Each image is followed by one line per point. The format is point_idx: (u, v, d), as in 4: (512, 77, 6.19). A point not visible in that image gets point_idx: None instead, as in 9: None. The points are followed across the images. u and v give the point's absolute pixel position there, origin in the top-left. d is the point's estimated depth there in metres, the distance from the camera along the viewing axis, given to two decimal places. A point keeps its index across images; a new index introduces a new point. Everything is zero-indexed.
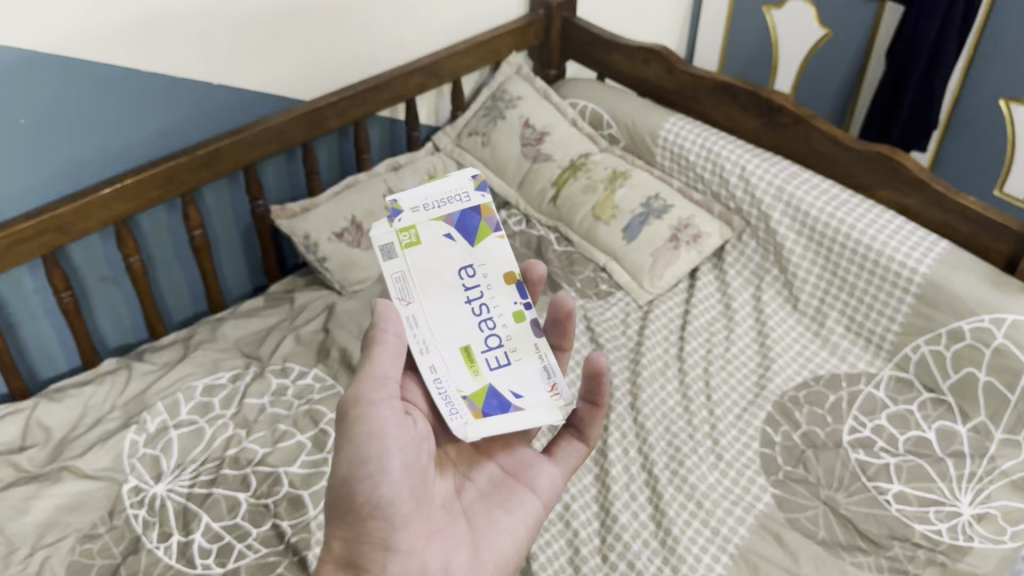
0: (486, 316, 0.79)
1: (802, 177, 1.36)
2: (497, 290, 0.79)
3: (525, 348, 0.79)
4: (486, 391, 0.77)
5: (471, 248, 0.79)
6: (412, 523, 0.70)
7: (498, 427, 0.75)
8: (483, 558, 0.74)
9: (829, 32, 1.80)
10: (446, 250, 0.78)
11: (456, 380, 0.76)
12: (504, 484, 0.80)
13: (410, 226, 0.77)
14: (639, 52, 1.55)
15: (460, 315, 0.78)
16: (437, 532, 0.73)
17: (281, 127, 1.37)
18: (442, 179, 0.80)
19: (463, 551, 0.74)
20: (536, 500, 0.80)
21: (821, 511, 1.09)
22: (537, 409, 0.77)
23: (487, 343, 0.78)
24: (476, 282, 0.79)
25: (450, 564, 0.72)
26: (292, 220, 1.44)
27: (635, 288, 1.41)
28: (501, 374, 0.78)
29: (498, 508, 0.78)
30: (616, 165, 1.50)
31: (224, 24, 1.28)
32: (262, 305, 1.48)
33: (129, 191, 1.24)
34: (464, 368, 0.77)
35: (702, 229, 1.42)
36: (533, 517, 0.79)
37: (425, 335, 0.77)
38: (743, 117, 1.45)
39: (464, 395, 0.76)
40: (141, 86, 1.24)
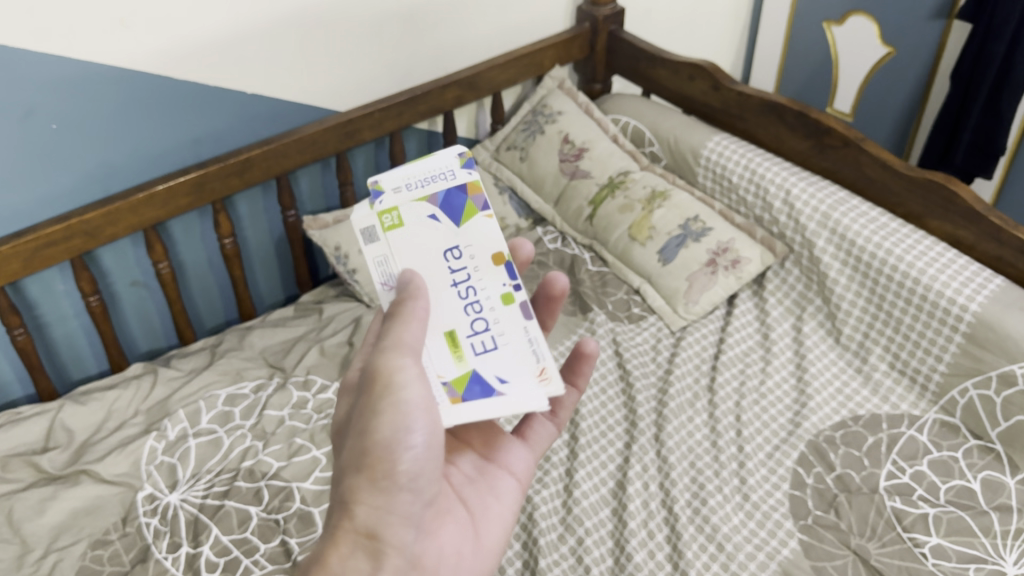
0: (472, 300, 0.72)
1: (851, 203, 1.28)
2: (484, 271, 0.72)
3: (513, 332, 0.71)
4: (470, 377, 0.70)
5: (456, 229, 0.73)
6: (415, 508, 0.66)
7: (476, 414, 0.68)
8: (484, 544, 0.75)
9: (892, 51, 1.71)
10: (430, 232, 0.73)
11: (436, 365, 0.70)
12: (487, 469, 0.80)
13: (391, 207, 0.73)
14: (684, 66, 1.49)
15: (441, 299, 0.71)
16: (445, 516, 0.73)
17: (315, 137, 1.36)
18: (428, 158, 0.75)
19: (468, 539, 0.73)
20: (513, 482, 0.81)
21: (850, 560, 1.02)
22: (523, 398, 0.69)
23: (473, 327, 0.71)
24: (461, 264, 0.72)
25: (460, 554, 0.72)
26: (323, 231, 1.44)
27: (668, 313, 1.36)
28: (486, 360, 0.71)
29: (488, 495, 0.78)
30: (656, 184, 1.46)
31: (257, 33, 1.28)
32: (291, 314, 1.47)
33: (159, 198, 1.25)
34: (447, 354, 0.71)
35: (742, 254, 1.34)
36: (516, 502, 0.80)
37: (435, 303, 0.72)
38: (790, 138, 1.37)
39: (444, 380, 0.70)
40: (174, 94, 1.24)
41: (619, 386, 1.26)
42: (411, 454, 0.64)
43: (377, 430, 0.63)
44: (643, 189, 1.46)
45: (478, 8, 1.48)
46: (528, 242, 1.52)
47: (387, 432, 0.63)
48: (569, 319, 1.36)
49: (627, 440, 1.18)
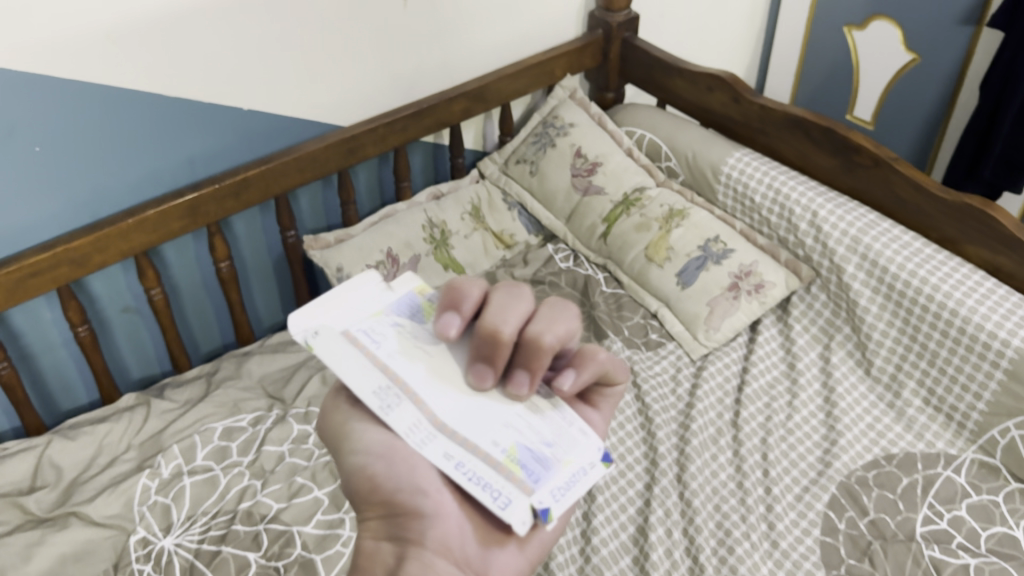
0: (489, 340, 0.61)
1: (884, 226, 1.21)
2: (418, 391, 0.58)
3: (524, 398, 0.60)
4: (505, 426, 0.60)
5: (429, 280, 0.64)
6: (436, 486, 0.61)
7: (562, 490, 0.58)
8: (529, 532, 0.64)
9: (916, 58, 1.64)
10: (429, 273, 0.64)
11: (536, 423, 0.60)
12: None
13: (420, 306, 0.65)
14: (703, 77, 1.41)
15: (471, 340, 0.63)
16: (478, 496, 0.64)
17: (315, 155, 1.28)
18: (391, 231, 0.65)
19: (508, 520, 0.64)
20: None
21: None
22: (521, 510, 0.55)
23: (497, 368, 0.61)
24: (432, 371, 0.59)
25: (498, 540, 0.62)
26: (325, 250, 1.37)
27: (688, 340, 1.29)
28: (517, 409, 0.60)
29: None
30: (673, 202, 1.39)
31: (253, 46, 1.20)
32: (291, 338, 1.40)
33: (151, 222, 1.17)
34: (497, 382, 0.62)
35: (766, 278, 1.27)
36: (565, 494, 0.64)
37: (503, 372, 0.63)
38: (816, 154, 1.30)
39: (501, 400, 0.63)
40: (166, 112, 1.17)
41: (638, 421, 1.19)
42: (383, 461, 0.62)
43: (346, 460, 0.63)
44: (660, 207, 1.39)
45: (486, 15, 1.41)
46: (538, 261, 1.45)
47: (351, 457, 0.63)
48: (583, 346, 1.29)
49: (648, 481, 1.12)
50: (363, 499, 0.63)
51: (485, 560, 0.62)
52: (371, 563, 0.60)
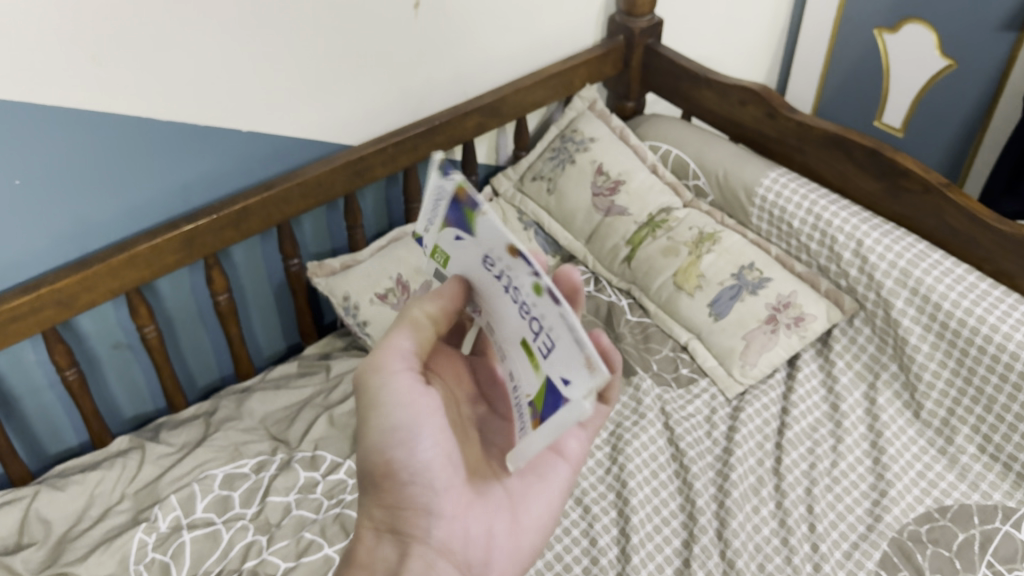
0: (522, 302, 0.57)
1: (936, 258, 1.12)
2: (512, 264, 0.57)
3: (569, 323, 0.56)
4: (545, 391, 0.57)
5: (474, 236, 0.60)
6: (452, 488, 0.71)
7: (535, 448, 0.59)
8: (523, 525, 0.75)
9: (953, 63, 1.54)
10: (463, 251, 0.63)
11: (524, 386, 0.61)
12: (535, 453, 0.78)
13: (433, 248, 0.66)
14: (734, 90, 1.32)
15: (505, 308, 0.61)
16: (477, 499, 0.73)
17: (320, 179, 1.19)
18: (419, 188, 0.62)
19: (504, 518, 0.74)
20: (565, 466, 0.78)
21: None
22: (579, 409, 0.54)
23: (535, 333, 0.58)
24: (498, 270, 0.59)
25: (492, 532, 0.73)
26: (330, 278, 1.27)
27: (722, 377, 1.20)
28: (550, 360, 0.55)
29: (531, 474, 0.77)
30: (703, 225, 1.30)
31: (254, 64, 1.10)
32: (294, 372, 1.31)
33: (143, 257, 1.08)
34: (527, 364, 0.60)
35: (806, 310, 1.19)
36: (565, 483, 0.78)
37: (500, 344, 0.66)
38: (858, 176, 1.21)
39: (529, 399, 0.60)
40: (160, 138, 1.07)
41: (672, 468, 1.11)
42: (404, 452, 0.70)
43: (371, 433, 0.72)
44: (689, 230, 1.30)
45: (502, 23, 1.31)
46: None
47: (377, 440, 0.71)
48: None
49: (686, 537, 1.04)
50: (378, 481, 0.72)
51: (481, 564, 0.73)
52: (373, 559, 0.71)
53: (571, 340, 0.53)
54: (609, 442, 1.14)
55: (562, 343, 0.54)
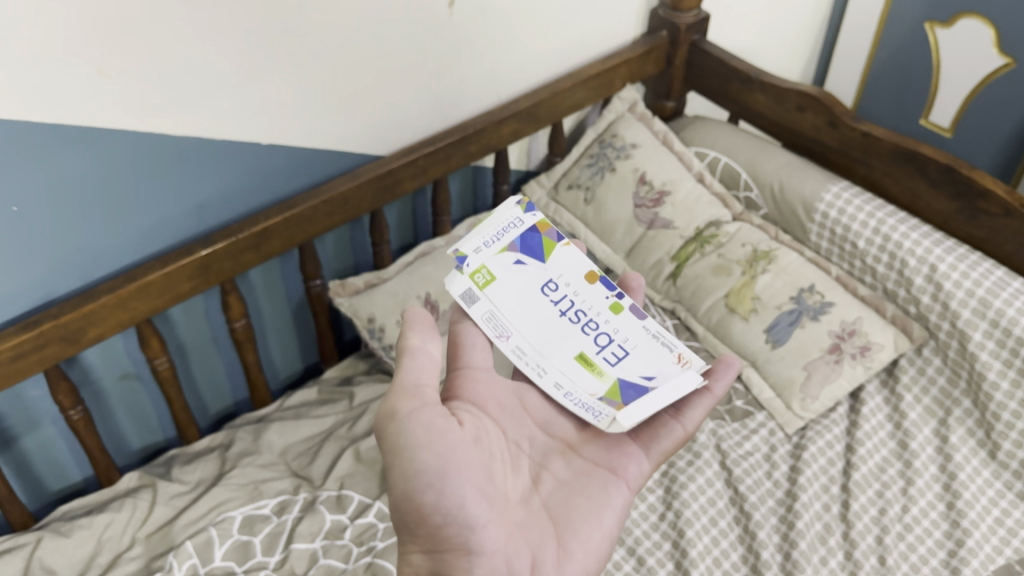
0: (585, 319, 0.81)
1: (1017, 286, 1.03)
2: (583, 291, 0.83)
3: (636, 337, 0.80)
4: (617, 387, 0.76)
5: (543, 264, 0.84)
6: (490, 524, 0.65)
7: (646, 408, 0.73)
8: (575, 552, 0.70)
9: (1011, 62, 1.44)
10: (521, 274, 0.82)
11: (585, 388, 0.77)
12: (586, 470, 0.76)
13: (479, 267, 0.80)
14: (791, 95, 1.22)
15: (562, 328, 0.80)
16: (518, 529, 0.69)
17: (347, 196, 1.09)
18: (492, 214, 0.83)
19: (552, 548, 0.70)
20: (623, 488, 0.75)
21: None
22: (675, 379, 0.76)
23: (598, 343, 0.80)
24: (561, 293, 0.83)
25: (538, 563, 0.68)
26: (354, 297, 1.18)
27: (780, 410, 1.12)
28: (624, 365, 0.78)
29: (578, 495, 0.74)
30: (757, 241, 1.21)
31: (274, 71, 0.99)
32: (315, 399, 1.21)
33: (155, 286, 0.98)
34: (587, 373, 0.77)
35: (873, 338, 1.10)
36: (622, 503, 0.74)
37: (537, 359, 0.78)
38: (930, 194, 1.12)
39: (598, 396, 0.76)
40: (173, 156, 0.96)
41: (732, 514, 1.03)
42: (433, 494, 0.63)
43: (397, 480, 0.64)
44: (741, 247, 1.21)
45: (540, 20, 1.20)
46: None
47: (401, 485, 0.64)
48: None
49: None
50: (410, 527, 0.65)
51: None
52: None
53: (659, 347, 0.80)
54: (662, 484, 1.06)
55: (641, 345, 0.80)
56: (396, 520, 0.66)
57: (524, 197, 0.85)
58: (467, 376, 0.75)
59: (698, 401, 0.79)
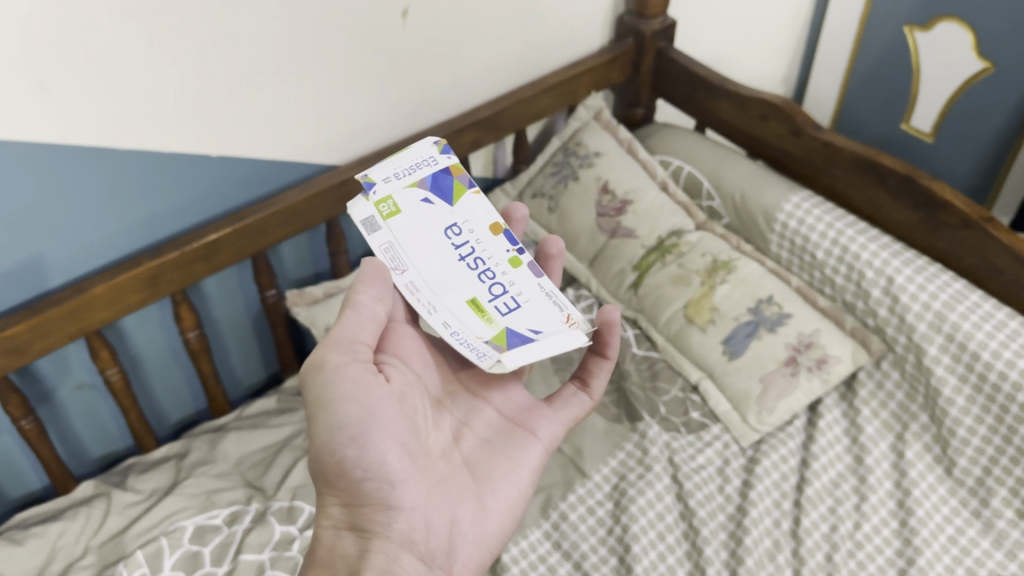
0: (483, 268, 0.82)
1: (975, 300, 1.02)
2: (486, 241, 0.84)
3: (530, 292, 0.81)
4: (504, 334, 0.77)
5: (450, 206, 0.85)
6: (410, 480, 0.74)
7: (529, 354, 0.74)
8: (490, 507, 0.79)
9: (990, 67, 1.41)
10: (427, 212, 0.83)
11: (473, 330, 0.77)
12: (505, 430, 0.85)
13: (385, 197, 0.83)
14: (754, 103, 1.21)
15: (458, 271, 0.81)
16: (437, 484, 0.77)
17: (300, 206, 1.09)
18: (405, 152, 0.87)
19: (467, 502, 0.78)
20: (538, 447, 0.84)
21: None
22: (562, 335, 0.77)
23: (492, 293, 0.80)
24: (464, 239, 0.83)
25: (454, 516, 0.77)
26: (311, 307, 1.17)
27: (736, 423, 1.10)
28: (514, 318, 0.78)
29: (498, 455, 0.82)
30: (717, 251, 1.19)
31: (223, 83, 0.99)
32: (273, 409, 1.21)
33: (101, 299, 0.98)
34: (477, 318, 0.78)
35: (830, 351, 1.09)
36: (536, 462, 0.83)
37: (427, 297, 0.79)
38: (891, 205, 1.10)
39: (485, 339, 0.76)
40: (119, 169, 0.97)
41: (681, 529, 1.02)
42: (355, 450, 0.71)
43: (321, 436, 0.72)
44: (702, 257, 1.19)
45: (502, 29, 1.19)
46: None
47: (325, 440, 0.72)
48: (613, 428, 1.11)
49: None
50: (332, 478, 0.73)
51: (444, 552, 0.75)
52: (333, 556, 0.73)
53: (550, 305, 0.80)
54: (612, 498, 1.05)
55: (533, 300, 0.80)
56: (318, 472, 0.74)
57: (442, 142, 0.89)
58: (394, 329, 0.82)
59: (599, 370, 0.88)
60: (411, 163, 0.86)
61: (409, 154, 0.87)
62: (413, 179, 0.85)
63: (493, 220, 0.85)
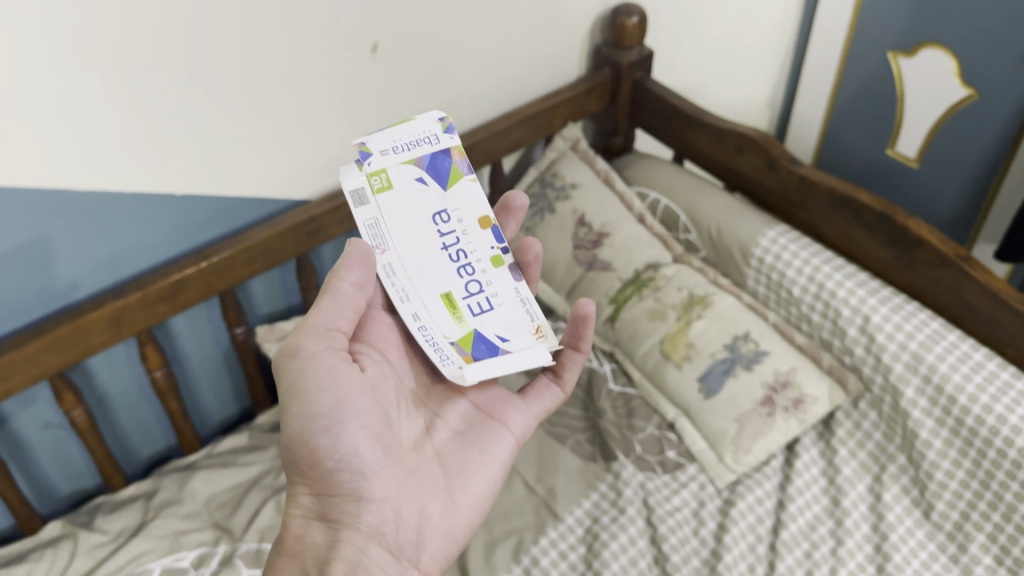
0: (463, 262, 0.80)
1: (952, 340, 1.00)
2: (473, 234, 0.81)
3: (506, 296, 0.80)
4: (472, 337, 0.78)
5: (443, 191, 0.81)
6: (379, 471, 0.73)
7: (495, 368, 0.76)
8: (462, 500, 0.78)
9: (974, 94, 1.39)
10: (418, 193, 0.79)
11: (441, 327, 0.78)
12: (477, 421, 0.82)
13: (380, 169, 0.78)
14: (731, 136, 1.19)
15: (437, 261, 0.79)
16: (407, 476, 0.75)
17: (267, 243, 1.07)
18: (408, 123, 0.81)
19: (437, 494, 0.77)
20: (511, 439, 0.82)
21: None
22: (527, 351, 0.78)
23: (468, 290, 0.79)
24: (451, 227, 0.81)
25: (423, 509, 0.75)
26: (282, 343, 1.16)
27: (712, 463, 1.08)
28: (485, 320, 0.79)
29: (471, 447, 0.80)
30: (693, 285, 1.18)
31: (188, 121, 0.97)
32: (245, 446, 1.20)
33: (63, 341, 0.97)
34: (448, 316, 0.78)
35: (807, 391, 1.07)
36: (508, 455, 0.81)
37: (403, 283, 0.78)
38: (867, 241, 1.08)
39: (451, 340, 0.77)
40: (80, 211, 0.95)
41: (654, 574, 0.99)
42: (328, 439, 0.70)
43: (294, 424, 0.70)
44: (678, 292, 1.17)
45: (476, 61, 1.18)
46: None
47: (297, 429, 0.70)
48: (588, 467, 1.09)
49: None
50: (303, 468, 0.71)
51: (413, 545, 0.74)
52: (302, 546, 0.72)
53: (523, 313, 0.80)
54: (585, 542, 1.02)
55: (507, 306, 0.80)
56: (289, 460, 0.72)
57: (449, 118, 0.82)
58: (374, 317, 0.80)
59: (571, 363, 0.85)
60: (412, 136, 0.80)
61: (410, 128, 0.81)
62: (411, 156, 0.80)
63: (483, 214, 0.82)
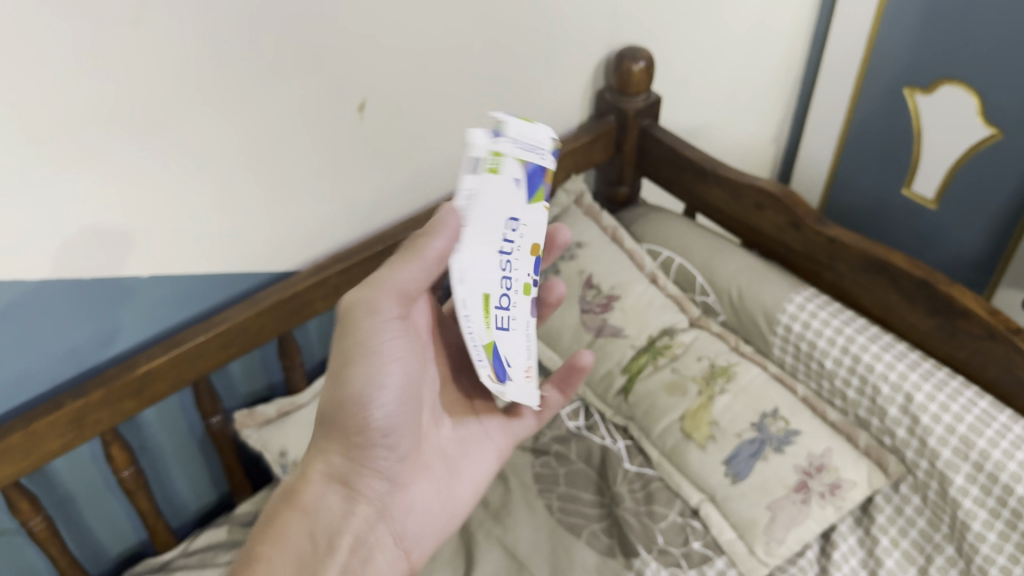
0: (510, 274, 0.62)
1: (1005, 421, 0.91)
2: (526, 255, 0.63)
3: (519, 324, 0.66)
4: (493, 351, 0.61)
5: (528, 203, 0.61)
6: (398, 457, 0.72)
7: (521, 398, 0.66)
8: (449, 501, 0.78)
9: (997, 133, 1.30)
10: (511, 193, 0.59)
11: (476, 328, 0.59)
12: (465, 420, 0.81)
13: (501, 150, 0.58)
14: (748, 192, 1.10)
15: (490, 254, 0.60)
16: (415, 466, 0.75)
17: (244, 325, 0.96)
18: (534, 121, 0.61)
19: (431, 486, 0.76)
20: (495, 453, 0.83)
21: None
22: (525, 394, 0.66)
23: (502, 299, 0.61)
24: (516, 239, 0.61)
25: (417, 497, 0.75)
26: (264, 428, 1.06)
27: (742, 555, 0.99)
28: (503, 335, 0.63)
29: (464, 454, 0.80)
30: (714, 354, 1.09)
31: (150, 211, 0.87)
32: (225, 541, 1.07)
33: (15, 450, 0.85)
34: (482, 320, 0.60)
35: (844, 475, 0.98)
36: (492, 467, 0.83)
37: (458, 259, 0.58)
38: (905, 309, 0.99)
39: (481, 344, 0.60)
40: (32, 304, 0.83)
41: None
42: (369, 414, 0.66)
43: (340, 390, 0.65)
44: (698, 361, 1.09)
45: (471, 116, 1.08)
46: None
47: (347, 395, 0.65)
48: (606, 563, 1.00)
49: None
50: (337, 428, 0.68)
51: (402, 532, 0.74)
52: (318, 507, 0.69)
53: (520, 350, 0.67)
54: None
55: (512, 338, 0.65)
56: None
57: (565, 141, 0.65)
58: None
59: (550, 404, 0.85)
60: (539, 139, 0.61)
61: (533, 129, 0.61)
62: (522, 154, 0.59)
63: (536, 239, 0.65)
